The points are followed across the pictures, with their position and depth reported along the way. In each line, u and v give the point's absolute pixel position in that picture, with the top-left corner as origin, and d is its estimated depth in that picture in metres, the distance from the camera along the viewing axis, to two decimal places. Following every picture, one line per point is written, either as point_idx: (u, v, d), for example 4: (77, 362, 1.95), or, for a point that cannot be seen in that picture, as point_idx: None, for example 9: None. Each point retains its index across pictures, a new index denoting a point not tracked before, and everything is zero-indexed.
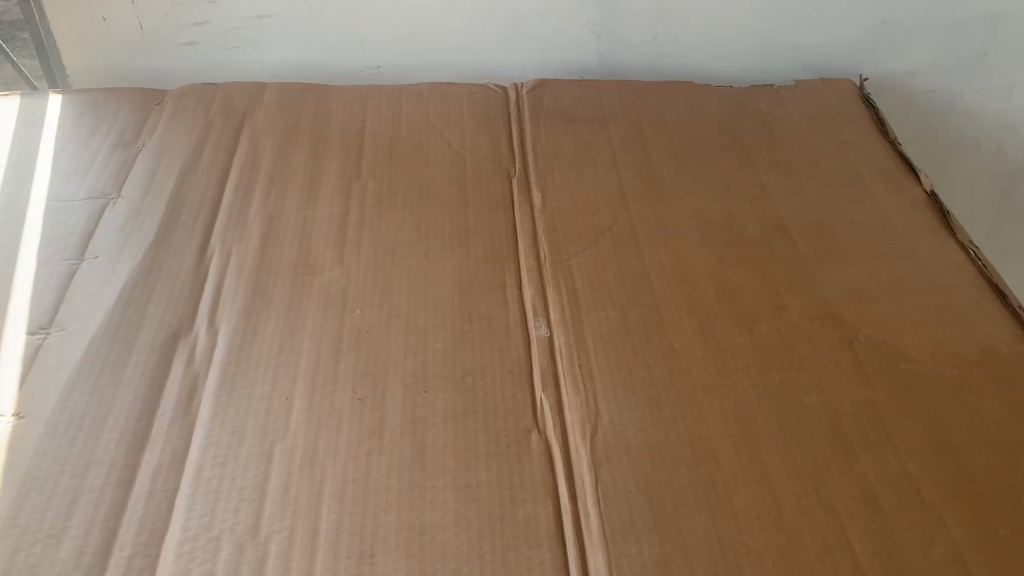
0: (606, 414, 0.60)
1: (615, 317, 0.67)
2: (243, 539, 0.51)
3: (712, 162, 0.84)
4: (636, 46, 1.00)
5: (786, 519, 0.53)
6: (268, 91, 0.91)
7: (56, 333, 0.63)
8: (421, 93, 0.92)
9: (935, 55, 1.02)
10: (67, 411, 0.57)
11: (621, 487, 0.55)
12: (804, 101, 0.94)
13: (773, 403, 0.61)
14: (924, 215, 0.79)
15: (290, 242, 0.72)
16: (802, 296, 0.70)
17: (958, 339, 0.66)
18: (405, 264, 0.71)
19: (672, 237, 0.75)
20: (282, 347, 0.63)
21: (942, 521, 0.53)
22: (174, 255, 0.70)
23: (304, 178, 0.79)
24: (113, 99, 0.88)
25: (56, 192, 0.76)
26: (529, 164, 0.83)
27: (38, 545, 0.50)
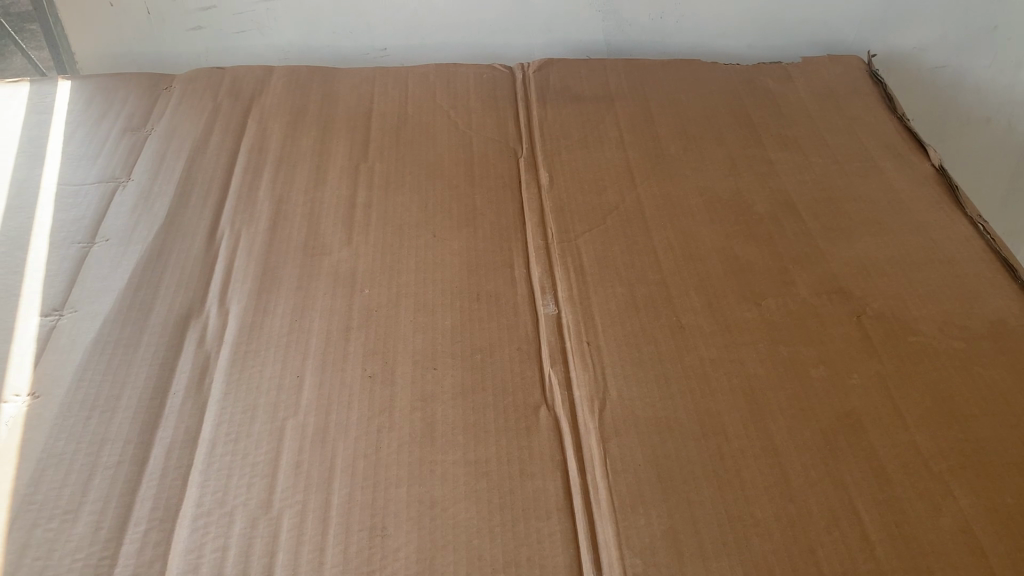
0: (615, 389, 0.60)
1: (623, 294, 0.67)
2: (257, 513, 0.52)
3: (720, 140, 0.84)
4: (642, 25, 1.00)
5: (794, 490, 0.54)
6: (275, 74, 0.91)
7: (68, 315, 0.64)
8: (427, 75, 0.92)
9: (944, 30, 1.01)
10: (81, 390, 0.58)
11: (630, 460, 0.55)
12: (812, 78, 0.94)
13: (781, 377, 0.61)
14: (932, 190, 0.79)
15: (299, 223, 0.73)
16: (810, 272, 0.70)
17: (966, 312, 0.66)
18: (414, 244, 0.71)
19: (679, 215, 0.75)
20: (292, 327, 0.64)
21: (950, 492, 0.54)
22: (183, 238, 0.71)
23: (312, 160, 0.80)
24: (121, 84, 0.89)
25: (66, 176, 0.76)
26: (536, 144, 0.83)
27: (55, 521, 0.51)
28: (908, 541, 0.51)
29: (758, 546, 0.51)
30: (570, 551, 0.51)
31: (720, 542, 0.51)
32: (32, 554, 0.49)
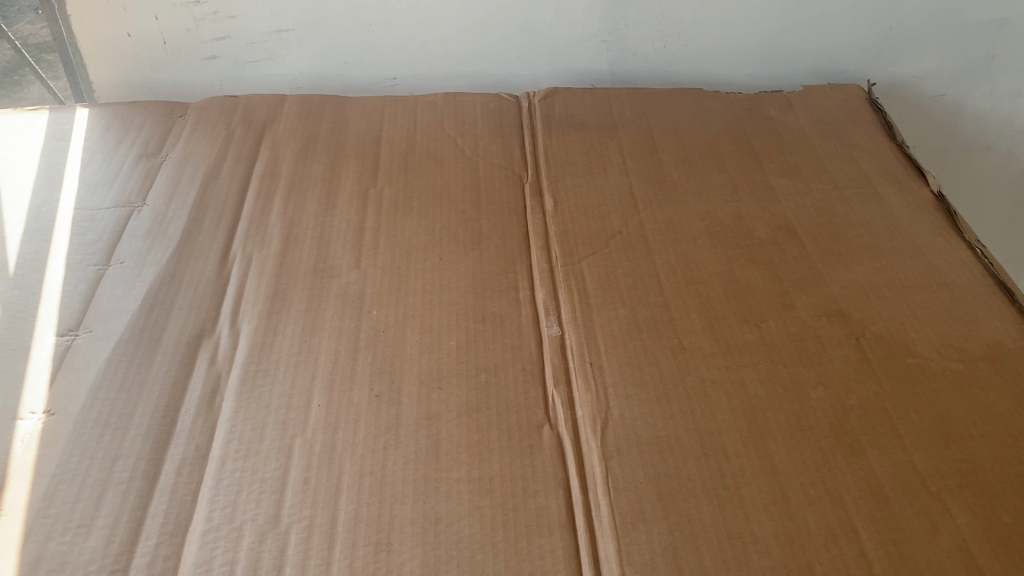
0: (617, 408, 0.61)
1: (625, 316, 0.69)
2: (265, 528, 0.53)
3: (721, 167, 0.86)
4: (646, 55, 1.02)
5: (794, 508, 0.55)
6: (287, 102, 0.93)
7: (83, 335, 0.65)
8: (435, 103, 0.94)
9: (943, 59, 1.03)
10: (95, 408, 0.60)
11: (631, 478, 0.56)
12: (812, 106, 0.96)
13: (781, 397, 0.62)
14: (930, 215, 0.80)
15: (309, 246, 0.74)
16: (810, 295, 0.71)
17: (964, 335, 0.67)
18: (421, 267, 0.73)
19: (681, 239, 0.77)
20: (302, 346, 0.65)
21: (947, 510, 0.54)
22: (196, 260, 0.73)
23: (323, 185, 0.81)
24: (138, 111, 0.91)
25: (82, 200, 0.79)
26: (541, 170, 0.85)
27: (68, 534, 0.52)
28: (906, 558, 0.52)
29: (757, 562, 0.51)
30: (572, 567, 0.51)
31: (720, 559, 0.51)
32: (45, 566, 0.50)
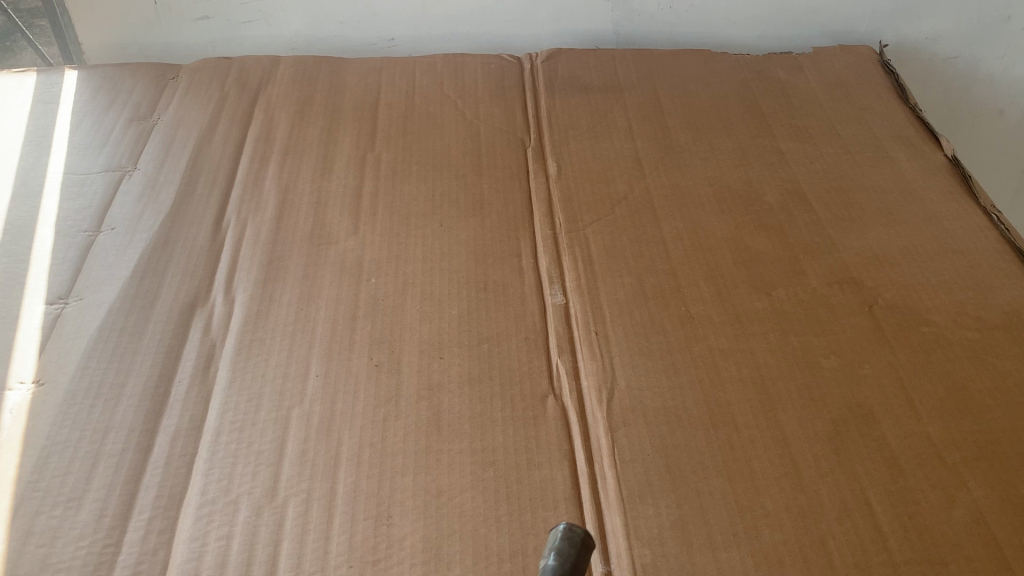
0: (623, 378, 0.59)
1: (631, 284, 0.67)
2: (262, 502, 0.51)
3: (729, 130, 0.83)
4: (652, 15, 0.99)
5: (806, 481, 0.53)
6: (281, 63, 0.90)
7: (73, 303, 0.63)
8: (435, 64, 0.91)
9: (958, 21, 0.99)
10: (86, 378, 0.58)
11: (638, 450, 0.55)
12: (823, 68, 0.93)
13: (791, 367, 0.60)
14: (943, 180, 0.78)
15: (306, 212, 0.72)
16: (821, 261, 0.69)
17: (980, 303, 0.65)
18: (421, 234, 0.71)
19: (688, 205, 0.75)
20: (298, 315, 0.63)
21: (964, 483, 0.53)
22: (189, 226, 0.70)
23: (319, 150, 0.79)
24: (128, 73, 0.88)
25: (72, 165, 0.76)
26: (544, 134, 0.82)
27: (59, 508, 0.50)
28: (920, 532, 0.50)
29: (768, 536, 0.50)
30: None
31: (730, 533, 0.50)
32: (35, 541, 0.49)
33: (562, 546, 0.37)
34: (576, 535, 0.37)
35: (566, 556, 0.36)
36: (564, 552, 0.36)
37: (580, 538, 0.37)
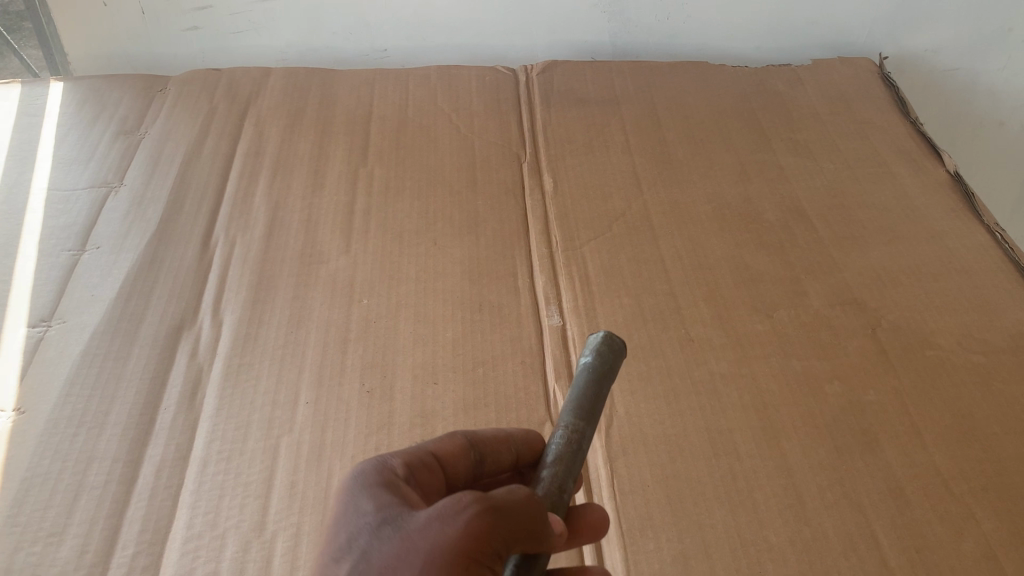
0: (622, 404, 0.58)
1: (630, 305, 0.65)
2: (249, 537, 0.50)
3: (728, 145, 0.82)
4: (649, 26, 0.97)
5: (811, 513, 0.52)
6: (271, 74, 0.88)
7: (56, 326, 0.61)
8: (429, 76, 0.90)
9: (958, 32, 0.98)
10: (69, 406, 0.56)
11: (638, 480, 0.53)
12: (822, 81, 0.91)
13: (794, 392, 0.59)
14: (946, 197, 0.76)
15: (296, 230, 0.71)
16: (823, 281, 0.68)
17: (985, 325, 0.64)
18: (414, 252, 0.69)
19: (687, 222, 0.73)
20: (287, 339, 0.61)
21: (972, 515, 0.51)
22: (176, 244, 0.69)
23: (310, 165, 0.77)
24: (115, 84, 0.86)
25: (57, 181, 0.74)
26: (540, 149, 0.81)
27: (39, 545, 0.49)
28: (929, 566, 0.49)
29: (772, 572, 0.48)
30: None
31: (733, 569, 0.48)
32: None
33: (600, 347, 0.43)
34: (613, 342, 0.43)
35: (604, 357, 0.42)
36: (602, 352, 0.42)
37: (617, 345, 0.43)
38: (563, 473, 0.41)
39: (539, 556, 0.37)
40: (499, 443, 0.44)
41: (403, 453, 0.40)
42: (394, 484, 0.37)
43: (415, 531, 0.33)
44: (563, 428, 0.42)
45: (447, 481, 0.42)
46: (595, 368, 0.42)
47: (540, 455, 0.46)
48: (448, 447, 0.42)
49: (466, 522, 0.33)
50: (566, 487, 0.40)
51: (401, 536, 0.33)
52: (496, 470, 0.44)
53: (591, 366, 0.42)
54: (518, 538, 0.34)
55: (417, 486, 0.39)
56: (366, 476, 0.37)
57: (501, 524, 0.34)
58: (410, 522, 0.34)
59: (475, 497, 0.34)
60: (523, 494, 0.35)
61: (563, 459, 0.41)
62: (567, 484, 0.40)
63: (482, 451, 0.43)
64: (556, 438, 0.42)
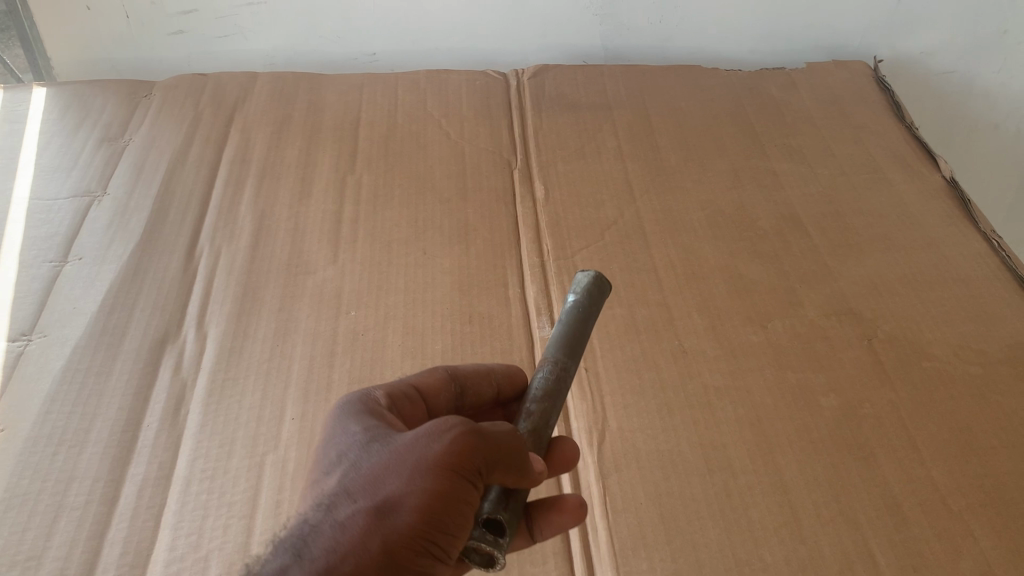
0: (614, 419, 0.57)
1: (622, 316, 0.64)
2: (233, 559, 0.48)
3: (722, 150, 0.81)
4: (641, 29, 0.96)
5: (806, 531, 0.51)
6: (258, 79, 0.87)
7: (37, 340, 0.60)
8: (418, 81, 0.88)
9: (953, 35, 0.97)
10: (49, 423, 0.55)
11: (631, 498, 0.52)
12: (817, 85, 0.90)
13: (789, 406, 0.58)
14: (941, 203, 0.76)
15: (283, 239, 0.69)
16: (818, 291, 0.67)
17: (982, 335, 0.63)
18: (403, 262, 0.68)
19: (681, 230, 0.72)
20: (273, 353, 0.60)
21: (970, 531, 0.51)
22: (160, 255, 0.67)
23: (297, 173, 0.76)
24: (99, 90, 0.85)
25: (39, 190, 0.73)
26: (531, 156, 0.80)
27: (16, 568, 0.47)
28: None
29: None
30: None
31: None
32: None
33: (588, 287, 0.47)
34: (599, 283, 0.48)
35: (590, 296, 0.47)
36: (590, 292, 0.47)
37: (602, 286, 0.48)
38: (550, 401, 0.45)
39: (520, 488, 0.41)
40: (478, 377, 0.51)
41: (388, 387, 0.47)
42: (381, 412, 0.44)
43: (403, 445, 0.39)
44: (549, 361, 0.46)
45: (430, 410, 0.49)
46: (583, 306, 0.47)
47: (519, 388, 0.52)
48: (430, 382, 0.49)
49: (445, 441, 0.38)
50: (549, 418, 0.45)
51: (388, 450, 0.39)
52: (478, 401, 0.51)
53: (578, 304, 0.47)
54: (497, 460, 0.39)
55: (399, 414, 0.46)
56: (362, 408, 0.44)
57: (480, 444, 0.38)
58: (398, 439, 0.40)
59: (457, 420, 0.39)
60: (506, 429, 0.40)
61: (549, 389, 0.45)
62: (551, 412, 0.45)
63: (463, 384, 0.50)
64: (541, 372, 0.46)
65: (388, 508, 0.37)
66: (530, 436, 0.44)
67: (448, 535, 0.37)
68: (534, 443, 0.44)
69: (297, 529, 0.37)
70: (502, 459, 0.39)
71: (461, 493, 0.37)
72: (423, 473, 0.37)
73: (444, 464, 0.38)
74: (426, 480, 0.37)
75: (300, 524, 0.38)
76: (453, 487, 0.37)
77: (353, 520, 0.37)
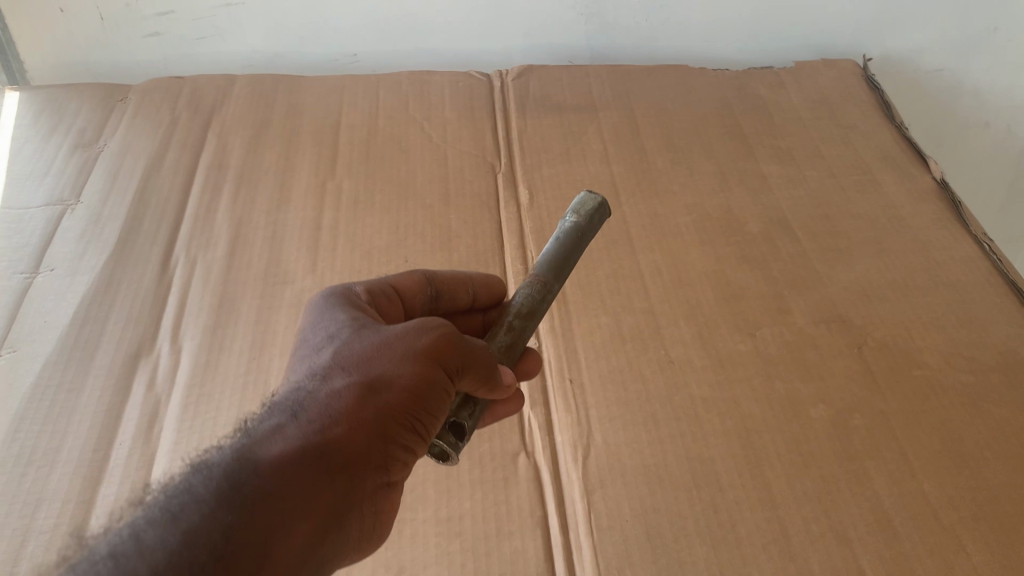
0: (599, 432, 0.56)
1: (607, 325, 0.63)
2: None
3: (709, 152, 0.80)
4: (627, 28, 0.95)
5: (795, 548, 0.49)
6: (236, 82, 0.85)
7: (6, 356, 0.59)
8: (400, 82, 0.87)
9: (943, 32, 0.95)
10: (18, 442, 0.53)
11: (616, 515, 0.51)
12: (805, 85, 0.89)
13: (777, 417, 0.57)
14: (931, 205, 0.74)
15: (260, 248, 0.68)
16: (807, 297, 0.65)
17: (974, 341, 0.62)
18: (384, 270, 0.66)
19: (668, 235, 0.71)
20: (250, 367, 0.59)
21: (962, 547, 0.49)
22: (135, 266, 0.66)
23: (276, 179, 0.74)
24: (73, 93, 0.83)
25: (10, 199, 0.71)
26: (515, 159, 0.78)
27: None
28: None
29: None
30: None
31: None
32: None
33: (586, 210, 0.50)
34: (596, 206, 0.50)
35: (585, 218, 0.50)
36: (586, 215, 0.50)
37: (597, 209, 0.51)
38: (531, 308, 0.48)
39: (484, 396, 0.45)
40: (455, 284, 0.54)
41: (368, 283, 0.49)
42: (357, 306, 0.46)
43: (390, 335, 0.42)
44: (536, 272, 0.49)
45: (407, 308, 0.52)
46: (577, 226, 0.50)
47: (492, 295, 0.56)
48: (408, 283, 0.51)
49: (432, 337, 0.42)
50: (527, 328, 0.48)
51: (377, 336, 0.42)
52: (453, 305, 0.54)
53: (574, 224, 0.50)
54: (474, 363, 0.43)
55: (377, 309, 0.49)
56: (340, 299, 0.46)
57: (461, 345, 0.42)
58: (384, 330, 0.43)
59: (442, 323, 0.43)
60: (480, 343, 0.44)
61: (532, 297, 0.48)
62: (531, 320, 0.48)
63: (440, 289, 0.53)
64: (527, 282, 0.49)
65: (379, 384, 0.39)
66: (506, 343, 0.47)
67: (427, 417, 0.41)
68: (509, 348, 0.47)
69: (280, 397, 0.39)
70: (479, 360, 0.43)
71: (441, 383, 0.41)
72: (408, 361, 0.41)
73: (427, 356, 0.41)
74: (411, 367, 0.40)
75: (281, 395, 0.39)
76: (436, 376, 0.41)
77: (346, 390, 0.39)
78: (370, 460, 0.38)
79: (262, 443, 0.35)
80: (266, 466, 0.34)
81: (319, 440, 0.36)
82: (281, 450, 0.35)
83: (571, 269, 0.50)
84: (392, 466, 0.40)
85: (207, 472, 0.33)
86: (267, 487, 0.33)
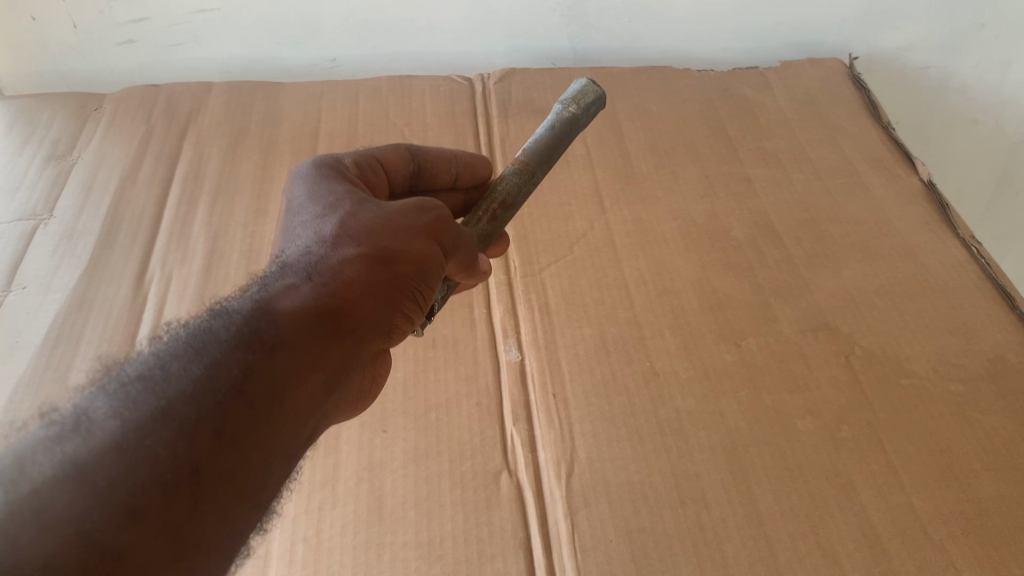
0: (583, 448, 0.55)
1: (592, 336, 0.62)
2: None
3: (694, 156, 0.78)
4: (610, 30, 0.94)
5: (783, 567, 0.49)
6: (212, 90, 0.84)
7: None
8: (380, 87, 0.85)
9: (930, 29, 0.94)
10: None
11: (600, 535, 0.50)
12: (791, 85, 0.88)
13: (764, 430, 0.56)
14: (919, 208, 0.74)
15: (237, 261, 0.66)
16: (794, 305, 0.64)
17: (962, 349, 0.61)
18: None
19: (652, 242, 0.70)
20: None
21: (952, 562, 0.49)
22: (108, 282, 0.64)
23: (254, 190, 0.73)
24: (46, 104, 0.81)
25: None
26: (497, 165, 0.77)
27: None
28: None
29: None
30: None
31: None
32: None
33: (580, 102, 0.51)
34: (591, 98, 0.51)
35: (579, 109, 0.51)
36: (580, 107, 0.51)
37: (593, 101, 0.52)
38: (513, 193, 0.51)
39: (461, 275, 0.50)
40: (439, 162, 0.55)
41: (356, 154, 0.51)
42: (348, 176, 0.49)
43: (393, 210, 0.45)
44: (524, 156, 0.51)
45: (389, 180, 0.54)
46: (570, 117, 0.51)
47: (473, 176, 0.58)
48: (392, 157, 0.53)
49: (431, 216, 0.45)
50: (507, 211, 0.51)
51: (380, 210, 0.44)
52: (432, 183, 0.56)
53: (568, 114, 0.51)
54: (462, 245, 0.47)
55: (365, 181, 0.51)
56: (338, 171, 0.48)
57: (452, 228, 0.46)
58: (385, 204, 0.45)
59: (438, 205, 0.46)
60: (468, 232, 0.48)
61: (516, 182, 0.50)
62: (513, 203, 0.51)
63: (423, 166, 0.55)
64: (513, 166, 0.51)
65: (384, 254, 0.42)
66: (485, 227, 0.50)
67: (423, 289, 0.45)
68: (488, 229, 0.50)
69: (289, 255, 0.42)
70: (467, 245, 0.47)
71: (437, 261, 0.45)
72: (409, 232, 0.44)
73: (427, 231, 0.45)
74: (414, 242, 0.44)
75: (288, 253, 0.42)
76: (434, 253, 0.45)
77: (355, 257, 0.41)
78: (375, 320, 0.42)
79: (278, 296, 0.38)
80: (285, 315, 0.37)
81: (331, 300, 0.39)
82: (295, 304, 0.38)
83: (559, 155, 0.52)
84: (388, 330, 0.44)
85: (227, 318, 0.36)
86: (285, 336, 0.36)
